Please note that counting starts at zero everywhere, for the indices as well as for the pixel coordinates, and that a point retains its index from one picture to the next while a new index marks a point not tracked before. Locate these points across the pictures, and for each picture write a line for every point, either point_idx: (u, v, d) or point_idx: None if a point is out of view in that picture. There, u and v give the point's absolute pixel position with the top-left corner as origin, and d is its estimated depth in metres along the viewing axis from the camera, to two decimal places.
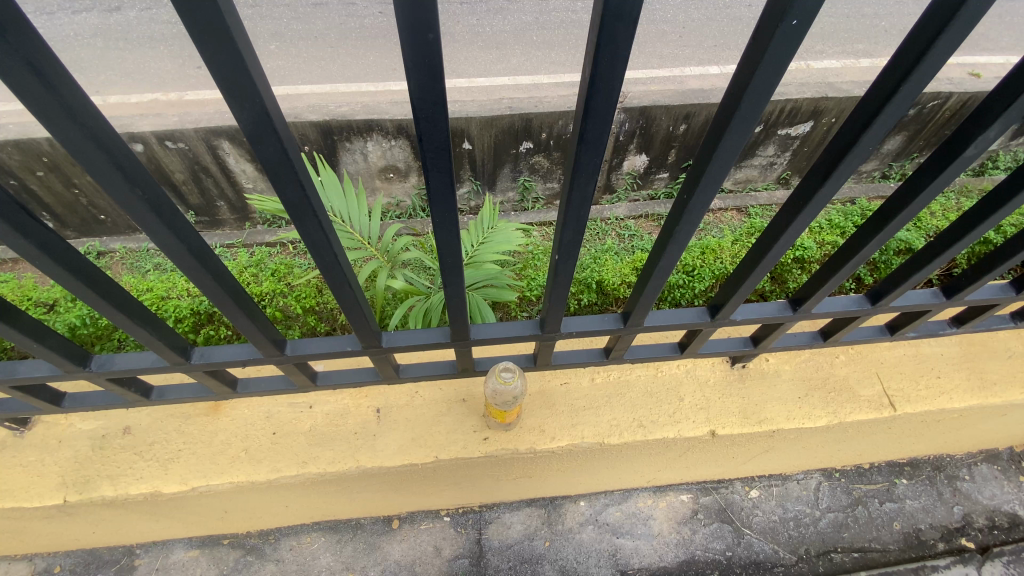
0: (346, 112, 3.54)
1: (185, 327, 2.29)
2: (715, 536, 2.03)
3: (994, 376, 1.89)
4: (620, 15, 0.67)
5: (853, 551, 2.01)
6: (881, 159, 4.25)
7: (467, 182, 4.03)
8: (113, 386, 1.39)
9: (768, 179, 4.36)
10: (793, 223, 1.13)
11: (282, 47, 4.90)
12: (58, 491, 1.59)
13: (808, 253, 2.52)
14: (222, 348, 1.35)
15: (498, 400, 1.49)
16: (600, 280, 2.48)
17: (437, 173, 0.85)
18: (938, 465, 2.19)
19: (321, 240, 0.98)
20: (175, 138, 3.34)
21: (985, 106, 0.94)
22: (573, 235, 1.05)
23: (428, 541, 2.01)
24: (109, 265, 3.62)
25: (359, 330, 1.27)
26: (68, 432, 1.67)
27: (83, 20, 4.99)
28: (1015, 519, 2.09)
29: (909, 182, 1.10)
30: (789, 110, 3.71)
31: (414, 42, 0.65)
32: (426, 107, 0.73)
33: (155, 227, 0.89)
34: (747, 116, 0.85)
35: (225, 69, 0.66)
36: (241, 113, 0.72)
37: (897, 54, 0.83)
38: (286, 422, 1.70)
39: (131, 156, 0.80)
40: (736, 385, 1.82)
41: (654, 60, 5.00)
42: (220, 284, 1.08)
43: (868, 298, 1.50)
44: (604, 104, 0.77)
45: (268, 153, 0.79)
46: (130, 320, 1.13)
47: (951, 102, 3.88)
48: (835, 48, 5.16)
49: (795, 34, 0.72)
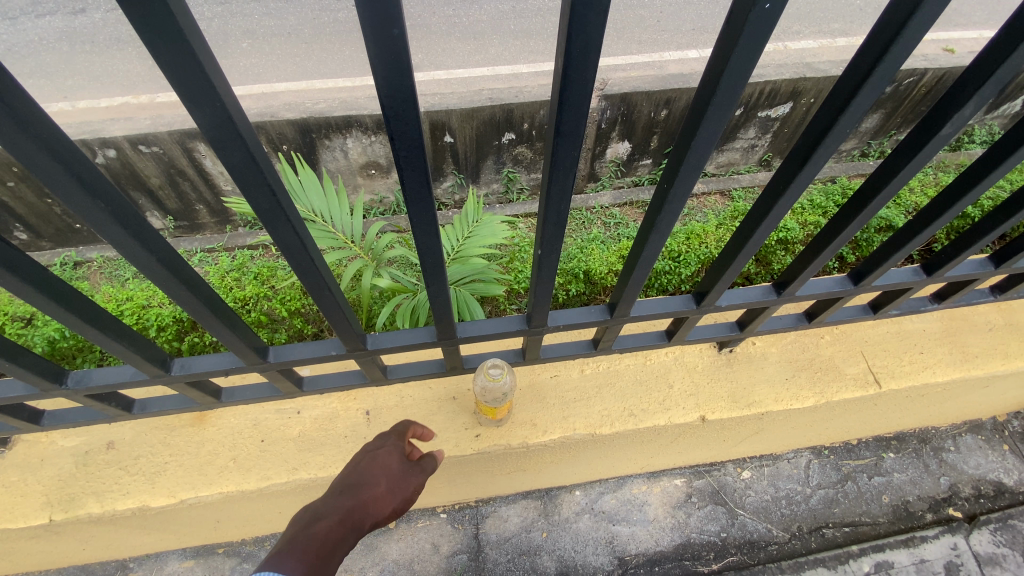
0: (323, 109, 3.47)
1: (168, 336, 2.24)
2: (709, 518, 2.05)
3: (975, 349, 1.92)
4: (589, 3, 0.65)
5: (844, 525, 2.05)
6: (859, 137, 4.31)
7: (450, 175, 4.00)
8: (92, 401, 1.36)
9: (750, 161, 4.38)
10: (774, 207, 1.12)
11: (254, 45, 4.79)
12: (43, 511, 1.56)
13: (792, 234, 2.54)
14: (203, 357, 1.32)
15: (488, 396, 1.51)
16: (587, 270, 2.47)
17: (412, 173, 0.82)
18: (923, 437, 2.23)
19: (295, 244, 0.96)
20: (149, 142, 3.26)
21: (961, 83, 0.94)
22: (554, 229, 1.04)
23: (426, 539, 2.01)
24: (87, 275, 3.53)
25: (342, 333, 1.25)
26: (50, 450, 1.63)
27: (47, 24, 4.84)
28: (999, 487, 2.14)
29: (887, 162, 1.11)
30: (769, 91, 3.72)
31: (378, 39, 0.63)
32: (395, 104, 0.71)
33: (122, 239, 0.86)
34: (725, 102, 0.84)
35: (182, 72, 0.63)
36: (201, 118, 0.69)
37: (871, 34, 0.83)
38: (274, 429, 1.68)
39: (90, 167, 0.77)
40: (724, 370, 1.83)
41: (633, 45, 4.98)
42: (195, 294, 1.05)
43: (852, 278, 1.50)
44: (578, 96, 0.76)
45: (234, 158, 0.76)
46: (104, 334, 1.09)
47: (927, 78, 3.92)
48: (811, 28, 5.18)
49: (769, 19, 0.71)
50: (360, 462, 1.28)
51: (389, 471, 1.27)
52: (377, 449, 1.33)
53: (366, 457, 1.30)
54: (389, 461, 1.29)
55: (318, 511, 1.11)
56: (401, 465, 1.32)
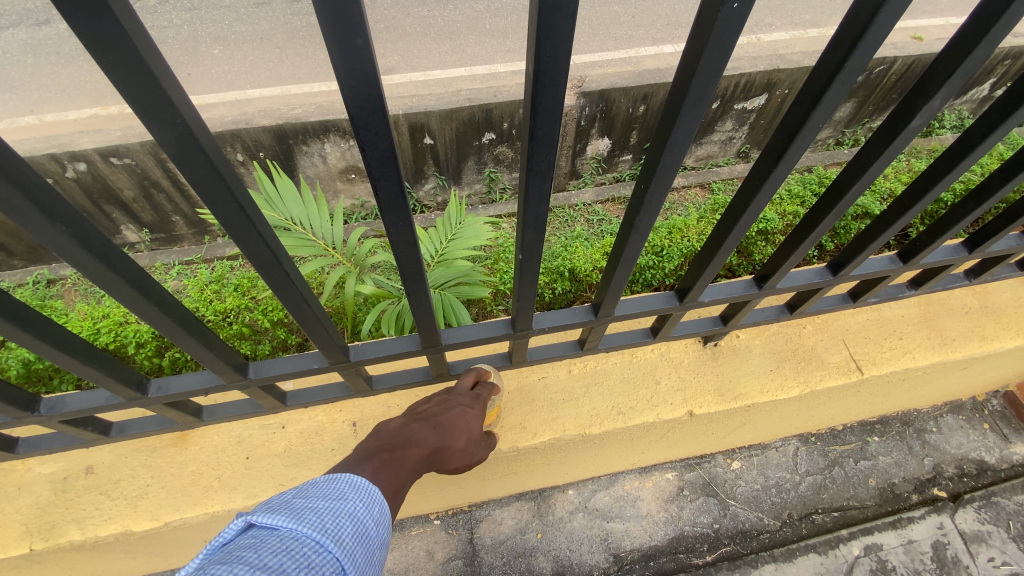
0: (299, 114, 3.42)
1: (147, 352, 2.19)
2: (701, 510, 2.07)
3: (953, 332, 1.96)
4: (557, 8, 0.64)
5: (832, 511, 2.08)
6: (834, 125, 4.38)
7: (432, 177, 3.97)
8: (68, 427, 1.32)
9: (728, 153, 4.42)
10: (752, 202, 1.13)
11: (226, 51, 4.70)
12: (21, 541, 1.52)
13: (772, 224, 2.57)
14: (180, 377, 1.30)
15: (495, 394, 1.57)
16: (572, 268, 2.47)
17: (385, 182, 0.81)
18: (906, 420, 2.27)
19: (269, 258, 0.93)
20: (120, 154, 3.18)
21: (929, 75, 0.95)
22: (534, 234, 1.03)
23: (420, 546, 2.00)
24: (61, 292, 3.44)
25: (323, 346, 1.23)
26: (27, 477, 1.58)
27: (10, 36, 4.70)
28: (982, 465, 2.19)
29: (860, 155, 1.12)
30: (744, 84, 3.76)
31: (341, 48, 0.61)
32: (363, 114, 0.70)
33: (87, 262, 0.83)
34: (697, 101, 0.84)
35: (136, 88, 0.61)
36: (161, 135, 0.67)
37: (840, 29, 0.83)
38: (258, 445, 1.65)
39: (48, 189, 0.74)
40: (710, 364, 1.84)
41: (609, 42, 4.99)
42: (167, 313, 1.03)
43: (830, 268, 1.53)
44: (552, 102, 0.75)
45: (199, 175, 0.74)
46: (74, 359, 1.06)
47: (896, 66, 3.99)
48: (783, 20, 5.25)
49: (738, 17, 0.71)
50: (452, 409, 1.37)
51: (470, 433, 1.35)
52: (466, 406, 1.40)
53: (457, 408, 1.38)
54: (473, 424, 1.37)
55: (411, 438, 1.25)
56: (480, 431, 1.40)
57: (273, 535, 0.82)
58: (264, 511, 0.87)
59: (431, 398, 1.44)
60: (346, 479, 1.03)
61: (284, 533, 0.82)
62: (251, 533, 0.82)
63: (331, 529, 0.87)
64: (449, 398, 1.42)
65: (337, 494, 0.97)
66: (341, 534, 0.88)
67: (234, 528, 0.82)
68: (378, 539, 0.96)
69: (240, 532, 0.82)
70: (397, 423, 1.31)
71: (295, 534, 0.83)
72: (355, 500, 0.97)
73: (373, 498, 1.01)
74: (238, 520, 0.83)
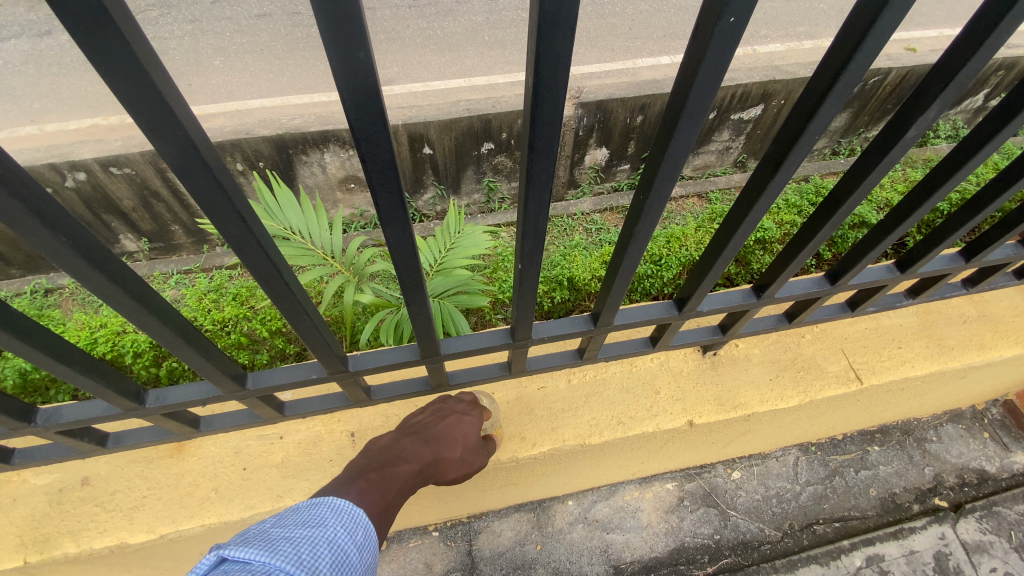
0: (299, 125, 3.44)
1: (145, 361, 2.18)
2: (702, 521, 2.05)
3: (951, 341, 1.96)
4: (557, 22, 0.65)
5: (834, 521, 2.07)
6: (830, 136, 4.42)
7: (431, 187, 4.00)
8: (65, 438, 1.31)
9: (725, 163, 4.45)
10: (749, 213, 1.14)
11: (227, 62, 4.74)
12: (16, 553, 1.50)
13: (769, 233, 2.59)
14: (178, 388, 1.29)
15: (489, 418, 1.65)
16: (570, 277, 2.48)
17: (386, 193, 0.81)
18: (906, 429, 2.27)
19: (269, 269, 0.94)
20: (120, 164, 3.19)
21: (923, 87, 0.96)
22: (533, 244, 1.03)
23: (418, 558, 1.98)
24: (59, 302, 3.44)
25: (322, 356, 1.22)
26: (22, 489, 1.57)
27: (11, 47, 4.73)
28: (982, 475, 2.18)
29: (856, 165, 1.13)
30: (741, 94, 3.79)
31: (343, 61, 0.62)
32: (364, 126, 0.70)
33: (86, 272, 0.83)
34: (696, 112, 0.84)
35: (139, 100, 0.61)
36: (164, 146, 0.67)
37: (837, 41, 0.84)
38: (256, 456, 1.64)
39: (49, 200, 0.74)
40: (709, 373, 1.84)
41: (606, 53, 5.04)
42: (166, 324, 1.03)
43: (828, 278, 1.53)
44: (551, 114, 0.76)
45: (201, 187, 0.74)
46: (73, 369, 1.06)
47: (891, 77, 4.04)
48: (778, 31, 5.31)
49: (734, 31, 0.72)
50: (445, 420, 1.41)
51: (466, 441, 1.39)
52: (461, 414, 1.44)
53: (451, 417, 1.42)
54: (468, 432, 1.40)
55: (402, 454, 1.28)
56: (476, 437, 1.44)
57: (246, 569, 0.81)
58: (236, 544, 0.86)
59: (426, 407, 1.47)
60: (327, 504, 1.02)
61: (257, 567, 0.82)
62: (223, 568, 0.81)
63: (307, 559, 0.87)
64: (442, 408, 1.47)
65: (317, 521, 0.97)
66: (318, 564, 0.88)
67: (207, 563, 0.81)
68: (359, 565, 0.96)
69: (212, 567, 0.82)
70: (389, 438, 1.34)
71: (268, 567, 0.82)
72: (335, 526, 0.97)
73: (356, 521, 1.01)
74: (210, 554, 0.82)
